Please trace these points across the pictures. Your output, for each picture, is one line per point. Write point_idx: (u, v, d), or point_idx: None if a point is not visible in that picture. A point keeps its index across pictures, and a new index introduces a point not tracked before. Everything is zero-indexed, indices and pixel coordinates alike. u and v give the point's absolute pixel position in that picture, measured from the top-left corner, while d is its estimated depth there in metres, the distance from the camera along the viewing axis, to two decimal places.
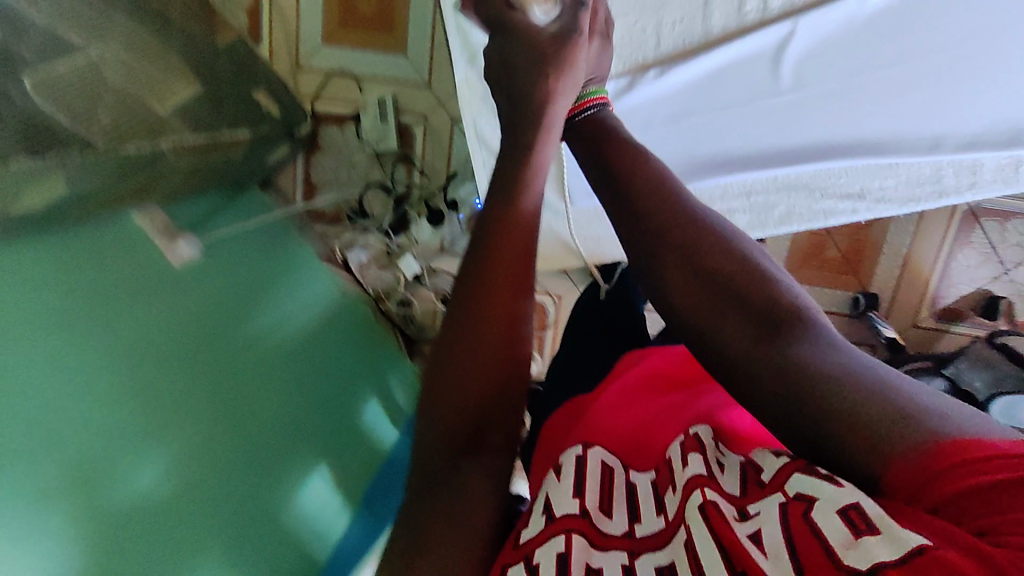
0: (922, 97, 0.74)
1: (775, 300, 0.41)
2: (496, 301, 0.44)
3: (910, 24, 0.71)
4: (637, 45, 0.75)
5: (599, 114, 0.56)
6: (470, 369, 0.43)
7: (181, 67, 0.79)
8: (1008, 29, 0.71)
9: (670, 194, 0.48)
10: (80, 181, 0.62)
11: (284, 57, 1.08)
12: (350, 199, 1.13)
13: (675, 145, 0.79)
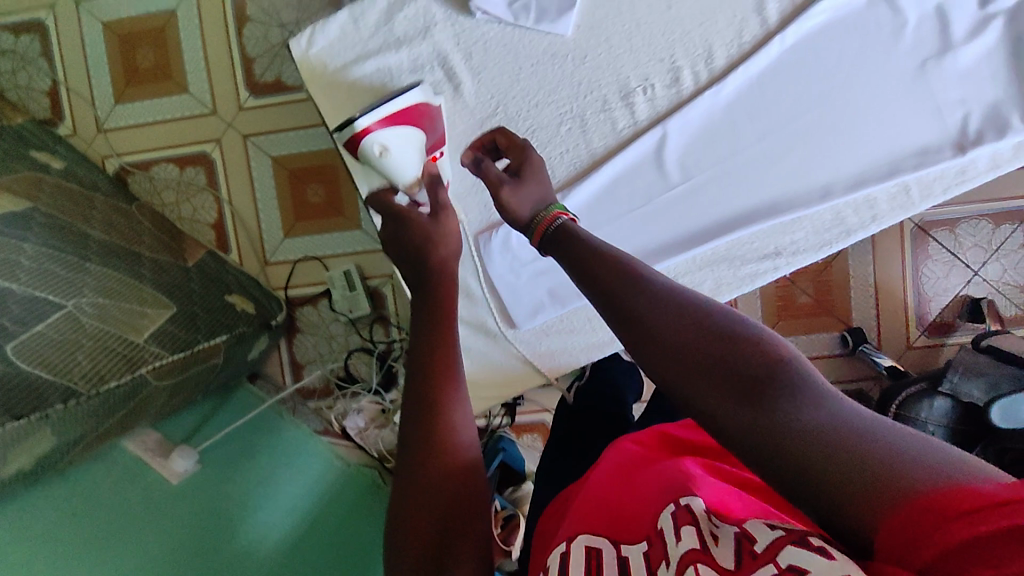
0: (812, 150, 0.74)
1: (755, 368, 0.39)
2: (437, 414, 0.49)
3: (768, 98, 0.73)
4: None
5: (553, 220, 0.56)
6: (449, 468, 0.48)
7: (155, 296, 0.87)
8: (864, 70, 0.72)
9: (626, 270, 0.47)
10: (70, 426, 0.66)
11: (252, 259, 1.17)
12: (334, 369, 1.16)
13: None
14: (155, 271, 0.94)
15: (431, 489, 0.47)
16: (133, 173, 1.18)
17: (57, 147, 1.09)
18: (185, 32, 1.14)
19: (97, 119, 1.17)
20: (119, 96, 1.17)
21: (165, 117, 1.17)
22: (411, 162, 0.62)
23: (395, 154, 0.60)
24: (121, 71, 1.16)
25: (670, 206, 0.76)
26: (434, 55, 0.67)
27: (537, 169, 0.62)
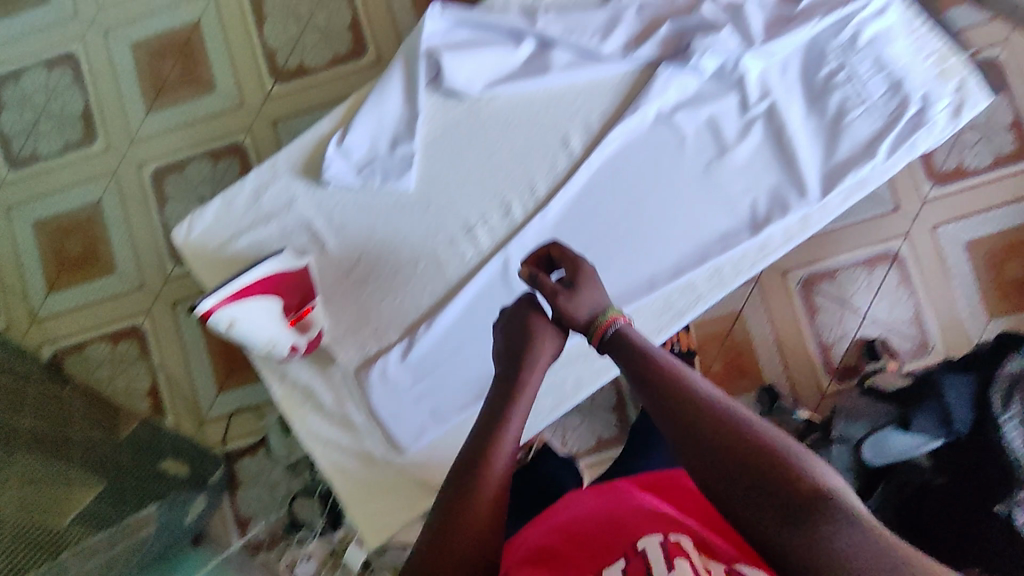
0: (635, 247, 0.80)
1: (798, 491, 0.46)
2: (482, 478, 0.54)
3: (591, 211, 0.81)
4: (394, 316, 0.79)
5: (619, 330, 0.61)
6: (494, 511, 0.53)
7: (84, 475, 0.89)
8: (662, 173, 0.81)
9: (692, 390, 0.54)
10: None
11: (189, 419, 1.21)
12: (279, 518, 1.18)
13: (452, 384, 0.78)
14: (87, 448, 0.94)
15: (470, 527, 0.52)
16: (67, 356, 1.23)
17: None
18: (111, 219, 1.24)
19: (31, 311, 1.24)
20: (51, 286, 1.24)
21: (96, 298, 1.24)
22: (255, 327, 0.68)
23: (240, 328, 0.67)
24: (53, 263, 1.25)
25: None
26: (300, 226, 0.75)
27: (589, 274, 0.63)
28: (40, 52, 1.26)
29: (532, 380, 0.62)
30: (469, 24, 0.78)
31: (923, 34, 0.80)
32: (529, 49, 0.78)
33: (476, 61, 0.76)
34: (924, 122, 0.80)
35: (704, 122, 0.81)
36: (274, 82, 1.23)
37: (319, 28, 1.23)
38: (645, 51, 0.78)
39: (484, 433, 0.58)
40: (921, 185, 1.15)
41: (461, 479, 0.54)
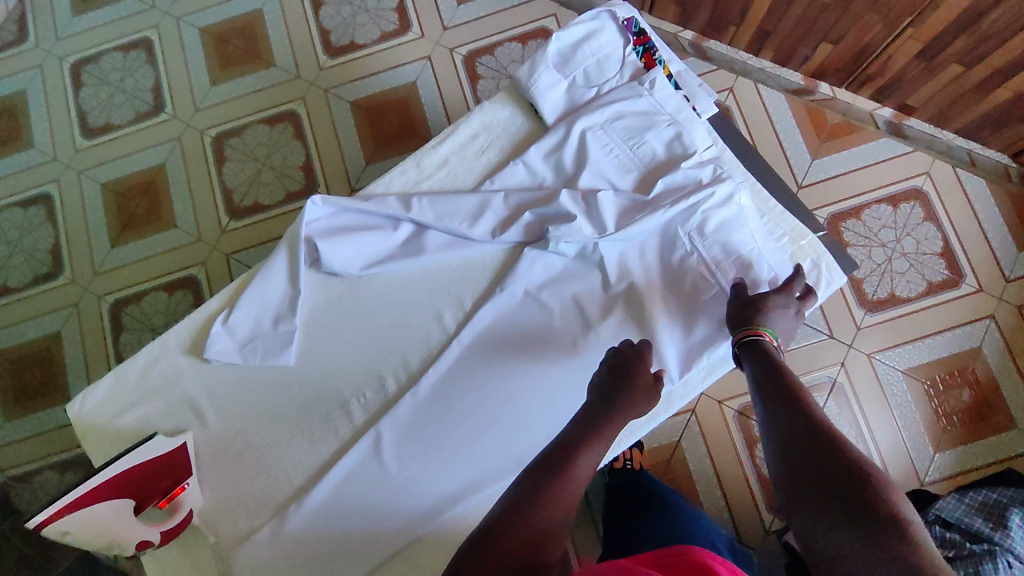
0: (514, 419, 0.73)
1: (877, 506, 0.48)
2: (563, 473, 0.59)
3: (466, 381, 0.74)
4: (261, 495, 0.71)
5: (768, 347, 0.67)
6: (563, 503, 0.58)
7: None
8: (541, 343, 0.75)
9: (799, 407, 0.59)
10: None
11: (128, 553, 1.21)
12: None
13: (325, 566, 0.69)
14: None
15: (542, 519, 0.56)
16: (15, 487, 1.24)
17: None
18: (70, 349, 1.29)
19: None
20: (7, 416, 1.28)
21: (50, 428, 1.27)
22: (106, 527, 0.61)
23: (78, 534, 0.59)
24: (10, 393, 1.29)
25: (392, 494, 0.71)
26: (185, 403, 0.72)
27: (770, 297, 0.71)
28: (18, 192, 1.36)
29: (635, 406, 0.67)
30: (351, 211, 0.76)
31: (774, 215, 0.80)
32: (407, 232, 0.76)
33: (351, 248, 0.74)
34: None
35: (568, 305, 0.77)
36: (230, 220, 1.31)
37: (275, 168, 1.32)
38: (510, 237, 0.76)
39: (571, 441, 0.63)
40: (855, 314, 1.17)
41: (541, 472, 0.60)
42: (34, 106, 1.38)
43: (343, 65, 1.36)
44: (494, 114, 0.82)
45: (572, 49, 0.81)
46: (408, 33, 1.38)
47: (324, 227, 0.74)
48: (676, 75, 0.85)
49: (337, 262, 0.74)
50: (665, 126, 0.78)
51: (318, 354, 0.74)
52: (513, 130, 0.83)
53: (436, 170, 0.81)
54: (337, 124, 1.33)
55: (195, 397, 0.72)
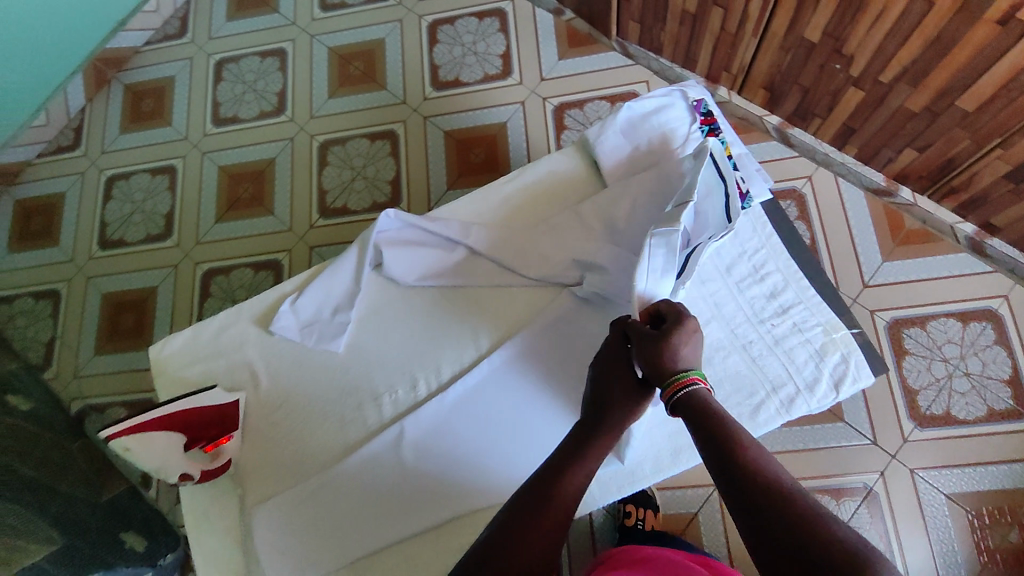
0: (529, 442, 0.78)
1: (812, 541, 0.52)
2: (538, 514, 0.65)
3: (490, 398, 0.80)
4: (290, 461, 0.78)
5: (696, 391, 0.68)
6: (555, 517, 0.66)
7: (45, 532, 1.01)
8: (567, 376, 0.80)
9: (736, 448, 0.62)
10: None
11: (167, 495, 1.33)
12: None
13: (331, 538, 0.74)
14: (64, 506, 1.11)
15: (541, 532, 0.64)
16: (91, 413, 1.41)
17: (30, 394, 1.35)
18: (162, 303, 1.47)
19: (76, 367, 1.45)
20: (99, 349, 1.46)
21: (127, 369, 1.43)
22: (156, 454, 0.71)
23: (135, 453, 0.70)
24: (106, 331, 1.47)
25: (401, 487, 0.76)
26: (245, 366, 0.81)
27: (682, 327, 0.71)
28: (152, 161, 1.61)
29: (617, 430, 0.72)
30: (413, 224, 0.84)
31: (811, 303, 0.82)
32: (461, 255, 0.85)
33: (410, 265, 0.83)
34: (806, 392, 0.80)
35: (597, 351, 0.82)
36: (320, 216, 1.49)
37: (368, 178, 1.51)
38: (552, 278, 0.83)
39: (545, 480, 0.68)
40: (903, 424, 1.13)
41: (537, 495, 0.67)
42: (181, 97, 1.66)
43: (444, 98, 1.54)
44: (561, 165, 0.90)
45: (640, 118, 0.87)
46: (507, 79, 1.52)
47: (387, 242, 0.83)
48: (737, 156, 0.87)
49: (397, 274, 0.83)
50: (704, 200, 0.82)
51: (366, 348, 0.82)
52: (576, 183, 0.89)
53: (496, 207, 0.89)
54: (428, 148, 1.50)
55: (254, 363, 0.81)
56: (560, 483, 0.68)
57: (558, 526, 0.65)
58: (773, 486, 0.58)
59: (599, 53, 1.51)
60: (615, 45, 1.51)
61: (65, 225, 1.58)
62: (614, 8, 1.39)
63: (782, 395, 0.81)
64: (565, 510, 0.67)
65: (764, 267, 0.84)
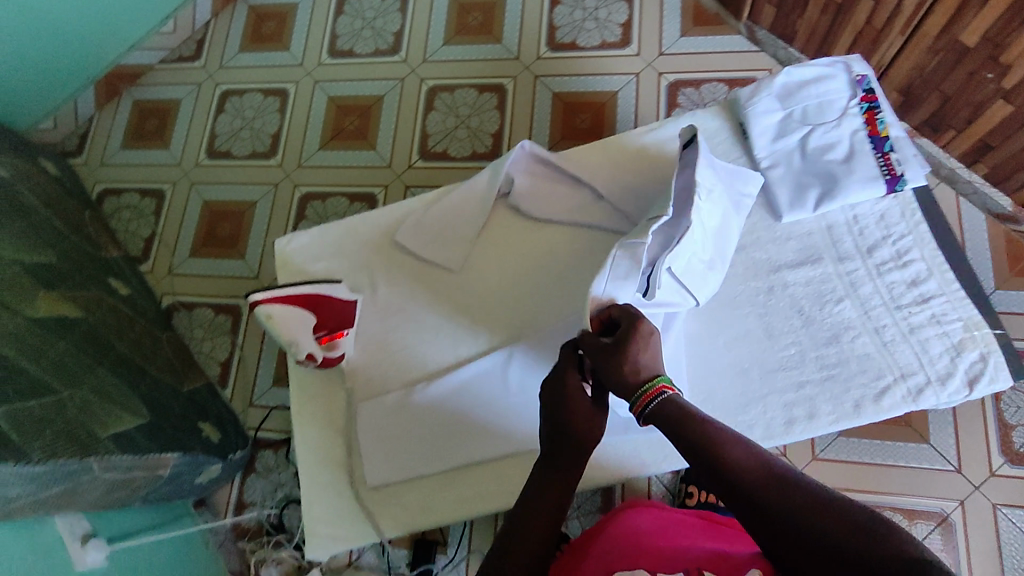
0: None
1: (798, 510, 0.56)
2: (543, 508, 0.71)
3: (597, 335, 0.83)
4: (408, 363, 0.86)
5: (665, 397, 0.69)
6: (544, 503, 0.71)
7: (136, 407, 1.09)
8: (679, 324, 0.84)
9: (715, 442, 0.64)
10: (5, 486, 0.81)
11: (241, 398, 1.40)
12: (269, 515, 1.30)
13: (441, 437, 0.82)
14: (151, 387, 1.19)
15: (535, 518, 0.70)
16: (179, 310, 1.49)
17: (128, 282, 1.44)
18: (258, 218, 1.53)
19: (170, 265, 1.54)
20: (194, 252, 1.54)
21: (218, 274, 1.50)
22: (288, 327, 0.79)
23: (276, 320, 0.79)
24: (202, 236, 1.55)
25: (506, 404, 0.82)
26: (365, 270, 0.89)
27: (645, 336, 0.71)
28: (266, 82, 1.66)
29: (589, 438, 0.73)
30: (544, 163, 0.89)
31: (953, 297, 0.84)
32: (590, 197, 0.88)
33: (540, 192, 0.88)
34: (937, 384, 0.82)
35: (730, 313, 0.87)
36: (419, 158, 1.51)
37: (470, 128, 1.52)
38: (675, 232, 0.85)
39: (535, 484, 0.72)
40: (993, 458, 1.09)
41: (528, 495, 0.72)
42: (301, 23, 1.70)
43: (557, 59, 1.53)
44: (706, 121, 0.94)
45: (797, 85, 0.90)
46: (625, 49, 1.51)
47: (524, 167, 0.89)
48: (896, 139, 0.88)
49: (528, 197, 0.89)
50: (840, 180, 0.86)
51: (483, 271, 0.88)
52: (717, 140, 0.94)
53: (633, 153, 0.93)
54: (535, 105, 1.50)
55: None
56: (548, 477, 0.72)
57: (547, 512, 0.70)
58: (765, 480, 0.60)
59: (724, 35, 1.48)
60: (743, 28, 1.47)
61: (177, 130, 1.66)
62: None
63: (911, 383, 0.83)
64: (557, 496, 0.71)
65: (907, 257, 0.87)
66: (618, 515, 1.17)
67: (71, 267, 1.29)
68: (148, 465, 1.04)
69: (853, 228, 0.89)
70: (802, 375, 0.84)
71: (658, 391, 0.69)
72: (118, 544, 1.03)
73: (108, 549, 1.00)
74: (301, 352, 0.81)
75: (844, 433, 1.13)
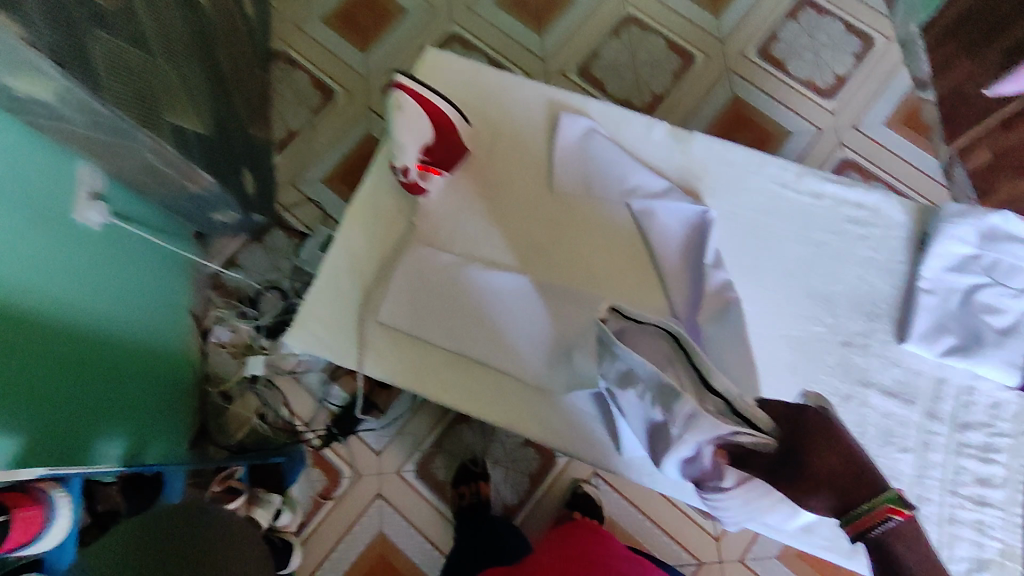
0: None
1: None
2: None
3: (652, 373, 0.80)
4: (473, 244, 0.86)
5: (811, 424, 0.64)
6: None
7: (205, 116, 1.07)
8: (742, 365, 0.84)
9: (851, 474, 0.61)
10: (65, 102, 0.79)
11: (288, 173, 1.37)
12: (251, 287, 1.29)
13: (461, 320, 0.83)
14: (225, 109, 1.15)
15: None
16: (283, 60, 1.44)
17: (256, 5, 1.38)
18: (403, 28, 1.46)
19: (300, 16, 1.47)
20: (327, 18, 1.47)
21: (336, 52, 1.44)
22: (404, 126, 0.80)
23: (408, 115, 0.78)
24: (343, 8, 1.47)
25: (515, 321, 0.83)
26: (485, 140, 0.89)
27: None
28: None
29: None
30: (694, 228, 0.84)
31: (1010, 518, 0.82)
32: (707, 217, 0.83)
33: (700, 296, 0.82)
34: None
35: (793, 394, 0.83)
36: (577, 71, 1.43)
37: (638, 76, 1.43)
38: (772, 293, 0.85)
39: None
40: None
41: None
42: None
43: (758, 68, 1.42)
44: (892, 212, 0.88)
45: (1004, 236, 0.83)
46: (824, 101, 1.41)
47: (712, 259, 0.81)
48: None
49: (671, 268, 0.84)
50: (983, 345, 0.82)
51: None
52: (889, 236, 0.88)
53: (806, 194, 0.88)
54: (709, 95, 1.41)
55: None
56: None
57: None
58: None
59: (921, 150, 1.38)
60: (945, 156, 1.36)
61: None
62: (987, 126, 1.25)
63: None
64: None
65: (991, 454, 0.83)
66: (540, 489, 1.16)
67: None
68: (184, 173, 1.01)
69: (962, 397, 0.85)
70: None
71: (882, 514, 0.59)
72: (121, 221, 1.02)
73: (108, 219, 0.98)
74: (402, 159, 0.80)
75: (779, 557, 1.11)
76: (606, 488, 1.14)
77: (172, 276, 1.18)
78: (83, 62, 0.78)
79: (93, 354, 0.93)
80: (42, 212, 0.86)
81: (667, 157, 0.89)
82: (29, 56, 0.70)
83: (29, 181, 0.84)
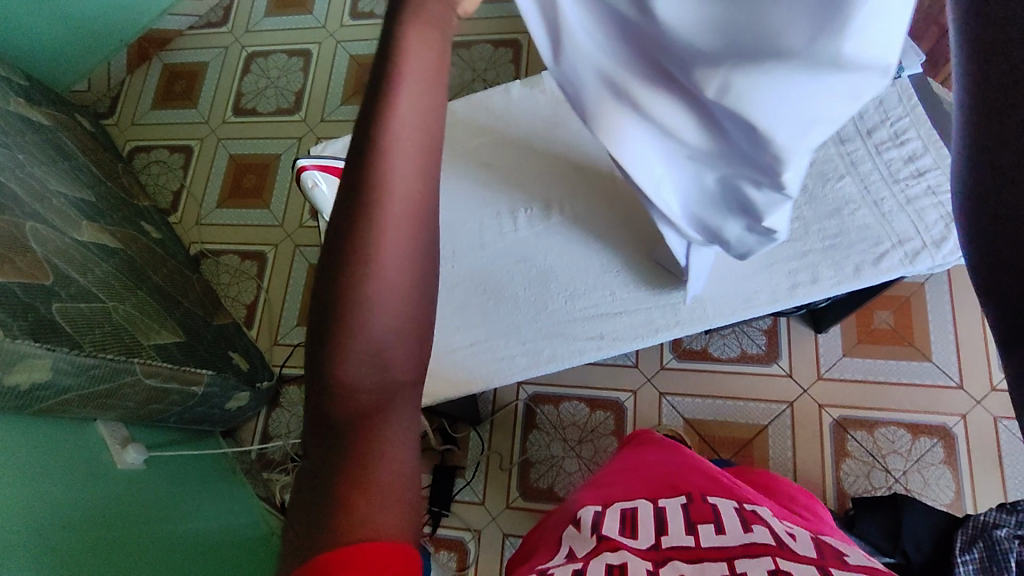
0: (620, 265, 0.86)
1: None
2: (355, 394, 0.37)
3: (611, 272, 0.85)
4: None
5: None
6: (408, 232, 0.38)
7: (172, 326, 1.16)
8: None
9: None
10: (60, 372, 0.86)
11: (266, 337, 1.45)
12: (295, 444, 1.34)
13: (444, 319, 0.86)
14: (184, 314, 1.25)
15: (393, 158, 0.38)
16: (207, 257, 1.55)
17: (159, 228, 1.50)
18: (281, 170, 1.60)
19: (198, 216, 1.60)
20: (220, 203, 1.60)
21: (245, 222, 1.57)
22: (331, 195, 0.83)
23: (322, 187, 0.83)
24: (228, 188, 1.61)
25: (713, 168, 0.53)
26: None
27: None
28: (288, 43, 1.71)
29: (332, 480, 0.37)
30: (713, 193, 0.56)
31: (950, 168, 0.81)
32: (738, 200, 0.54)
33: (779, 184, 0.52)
34: (934, 248, 0.79)
35: None
36: None
37: (487, 80, 1.57)
38: None
39: (353, 437, 0.37)
40: (994, 374, 1.13)
41: (327, 426, 0.38)
42: None
43: None
44: None
45: None
46: None
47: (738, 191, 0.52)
48: None
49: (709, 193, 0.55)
50: None
51: (506, 163, 0.94)
52: None
53: None
54: None
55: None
56: (340, 454, 0.37)
57: (402, 262, 0.38)
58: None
59: None
60: None
61: (205, 89, 1.72)
62: None
63: (908, 247, 0.80)
64: (370, 405, 0.37)
65: (906, 134, 0.84)
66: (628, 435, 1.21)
67: (107, 207, 1.36)
68: (186, 378, 1.08)
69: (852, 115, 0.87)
70: (806, 245, 0.82)
71: None
72: (154, 451, 1.08)
73: (146, 453, 1.04)
74: None
75: (848, 355, 1.19)
76: (677, 400, 1.22)
77: (226, 475, 1.23)
78: (56, 332, 0.86)
79: (199, 567, 0.97)
80: (92, 478, 0.93)
81: (533, 104, 0.96)
82: (15, 349, 0.79)
83: (66, 457, 0.91)
